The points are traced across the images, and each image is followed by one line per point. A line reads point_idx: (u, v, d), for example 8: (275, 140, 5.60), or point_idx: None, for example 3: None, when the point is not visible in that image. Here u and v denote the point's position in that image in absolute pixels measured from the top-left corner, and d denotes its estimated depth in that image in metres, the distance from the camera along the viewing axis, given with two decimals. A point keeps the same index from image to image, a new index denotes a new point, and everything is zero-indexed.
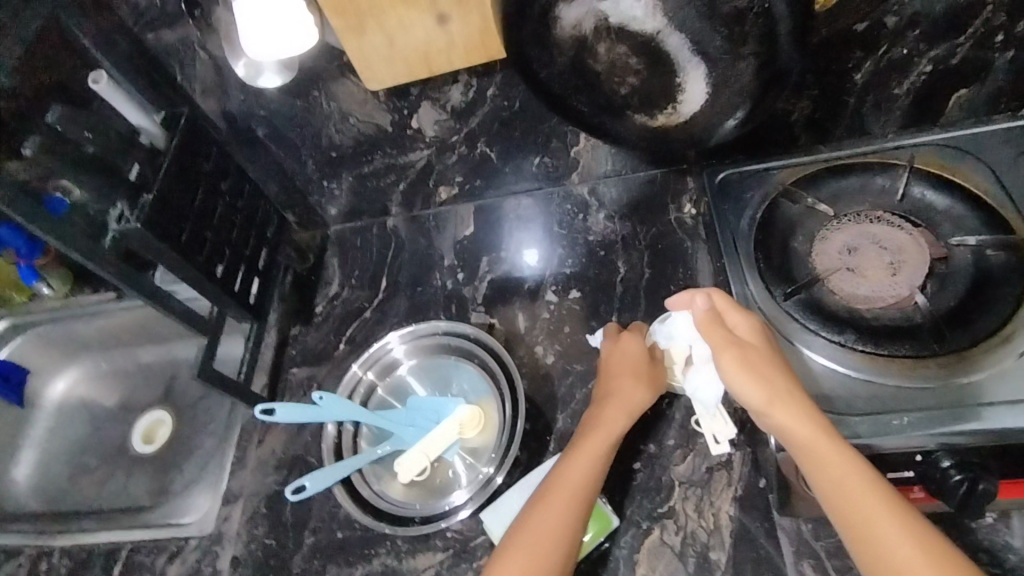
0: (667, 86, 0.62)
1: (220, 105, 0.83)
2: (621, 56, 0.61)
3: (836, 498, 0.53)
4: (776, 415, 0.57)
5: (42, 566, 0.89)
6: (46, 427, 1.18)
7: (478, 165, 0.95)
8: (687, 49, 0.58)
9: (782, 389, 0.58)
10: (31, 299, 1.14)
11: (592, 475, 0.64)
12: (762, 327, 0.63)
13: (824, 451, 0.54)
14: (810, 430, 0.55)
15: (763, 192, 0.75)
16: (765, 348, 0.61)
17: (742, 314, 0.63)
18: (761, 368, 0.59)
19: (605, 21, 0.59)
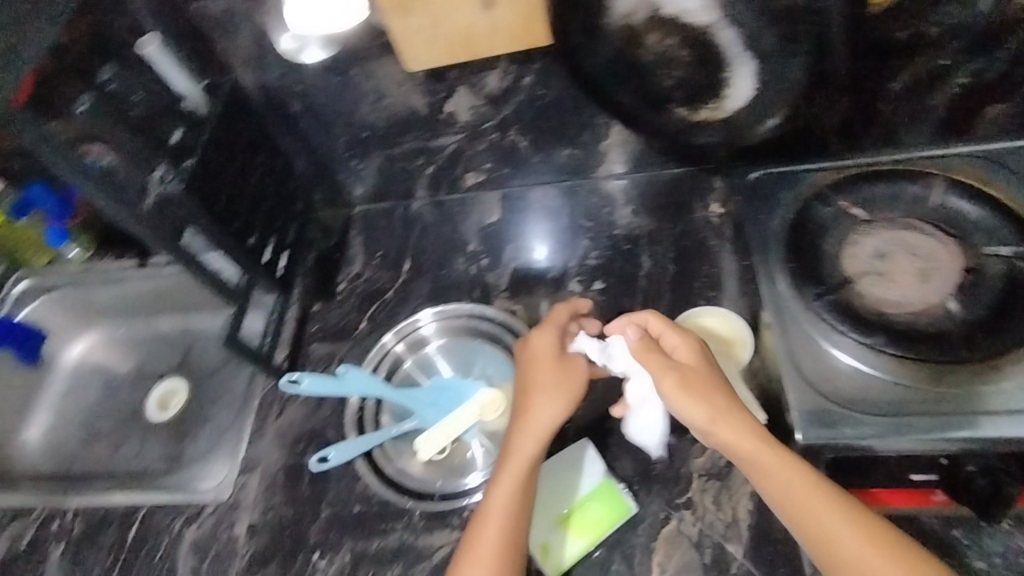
0: (715, 80, 0.63)
1: (259, 78, 0.84)
2: (669, 48, 0.62)
3: (789, 501, 0.59)
4: (724, 430, 0.62)
5: (54, 525, 0.89)
6: (61, 390, 1.19)
7: (507, 153, 0.95)
8: (740, 44, 0.59)
9: (724, 406, 0.63)
10: (52, 262, 1.15)
11: (519, 492, 0.65)
12: (697, 348, 0.68)
13: (770, 459, 0.60)
14: (756, 440, 0.61)
15: (796, 193, 0.77)
16: (703, 370, 0.66)
17: (679, 338, 0.69)
18: (699, 390, 0.64)
19: (656, 13, 0.59)
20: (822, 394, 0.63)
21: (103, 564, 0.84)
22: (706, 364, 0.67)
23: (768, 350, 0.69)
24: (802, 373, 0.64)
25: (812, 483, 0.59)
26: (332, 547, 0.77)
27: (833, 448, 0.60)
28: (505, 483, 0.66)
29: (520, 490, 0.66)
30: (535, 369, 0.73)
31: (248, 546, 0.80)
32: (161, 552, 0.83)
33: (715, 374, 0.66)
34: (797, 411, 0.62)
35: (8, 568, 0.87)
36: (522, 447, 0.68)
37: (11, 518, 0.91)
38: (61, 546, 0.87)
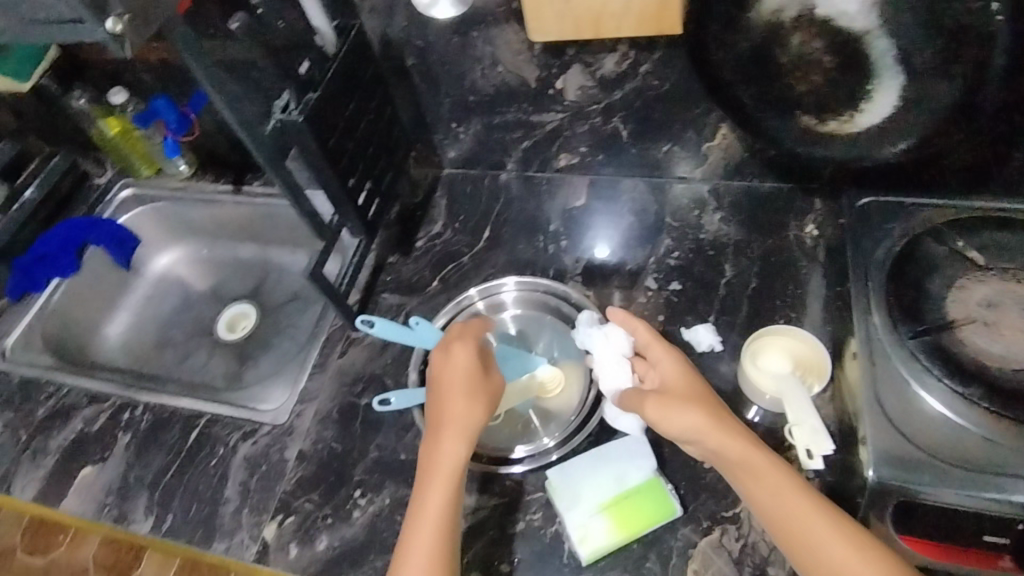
0: (857, 93, 0.65)
1: (382, 27, 0.86)
2: (814, 50, 0.64)
3: (770, 504, 0.61)
4: (710, 434, 0.65)
5: (125, 417, 0.95)
6: (145, 295, 1.25)
7: (606, 139, 0.94)
8: (891, 56, 0.61)
9: (708, 415, 0.66)
10: (154, 175, 1.23)
11: (448, 497, 0.67)
12: (680, 363, 0.74)
13: (754, 460, 0.63)
14: (742, 444, 0.64)
15: (906, 226, 0.74)
16: (679, 386, 0.72)
17: (663, 352, 0.75)
18: (678, 402, 0.68)
19: (810, 12, 0.62)
20: (901, 435, 0.61)
21: (162, 460, 0.89)
22: (690, 378, 0.72)
23: (850, 381, 0.68)
24: (883, 410, 0.63)
25: (796, 487, 0.61)
26: (375, 488, 0.80)
27: (902, 491, 0.59)
28: (436, 485, 0.67)
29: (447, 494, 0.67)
30: (447, 380, 0.75)
31: (296, 471, 0.84)
32: (216, 460, 0.88)
33: (700, 389, 0.71)
34: (870, 447, 0.61)
35: (79, 447, 0.93)
36: (448, 455, 0.69)
37: (86, 402, 0.98)
38: (128, 435, 0.93)
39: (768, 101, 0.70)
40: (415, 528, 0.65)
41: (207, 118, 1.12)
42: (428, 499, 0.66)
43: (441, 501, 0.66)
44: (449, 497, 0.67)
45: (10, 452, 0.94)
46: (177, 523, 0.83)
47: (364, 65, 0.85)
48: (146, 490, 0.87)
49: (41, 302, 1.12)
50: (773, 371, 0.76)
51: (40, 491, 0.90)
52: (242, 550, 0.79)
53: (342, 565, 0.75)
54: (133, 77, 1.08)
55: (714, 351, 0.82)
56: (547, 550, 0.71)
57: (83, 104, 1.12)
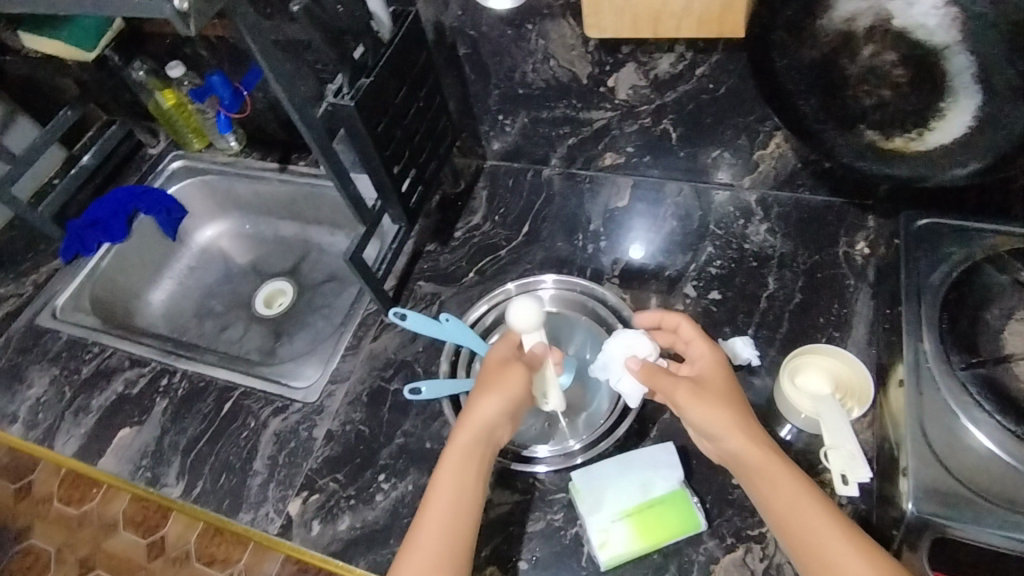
0: (928, 109, 0.63)
1: (437, 16, 0.86)
2: (886, 63, 0.62)
3: (787, 510, 0.60)
4: (736, 435, 0.64)
5: (163, 382, 0.98)
6: (188, 265, 1.28)
7: (655, 140, 0.93)
8: (970, 73, 0.58)
9: (735, 415, 0.66)
10: (205, 148, 1.27)
11: (462, 485, 0.66)
12: (716, 360, 0.72)
13: (772, 467, 0.62)
14: (763, 450, 0.63)
15: (966, 252, 0.71)
16: (717, 380, 0.70)
17: (706, 349, 0.73)
18: (710, 399, 0.67)
19: (885, 24, 0.60)
20: (946, 469, 0.59)
21: (195, 428, 0.92)
22: (727, 377, 0.70)
23: (895, 409, 0.66)
24: (928, 441, 0.60)
25: (812, 498, 0.60)
26: (398, 473, 0.81)
27: (942, 526, 0.57)
28: (451, 470, 0.67)
29: (461, 480, 0.67)
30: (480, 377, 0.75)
31: (323, 450, 0.85)
32: (247, 433, 0.89)
33: (735, 392, 0.69)
34: (912, 478, 0.59)
35: (119, 408, 0.96)
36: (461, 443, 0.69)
37: (128, 365, 1.01)
38: (165, 400, 0.96)
39: (831, 110, 0.67)
40: (428, 508, 0.65)
41: (260, 96, 1.14)
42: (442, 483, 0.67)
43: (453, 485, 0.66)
44: (459, 485, 0.66)
45: (54, 408, 0.98)
46: (206, 490, 0.85)
47: (418, 53, 0.85)
48: (179, 456, 0.89)
49: (91, 266, 1.16)
50: (811, 391, 0.73)
51: (80, 448, 0.93)
52: (267, 523, 0.80)
53: (362, 547, 0.76)
54: (191, 52, 1.10)
55: (752, 365, 0.80)
56: (566, 551, 0.71)
57: (142, 77, 1.15)
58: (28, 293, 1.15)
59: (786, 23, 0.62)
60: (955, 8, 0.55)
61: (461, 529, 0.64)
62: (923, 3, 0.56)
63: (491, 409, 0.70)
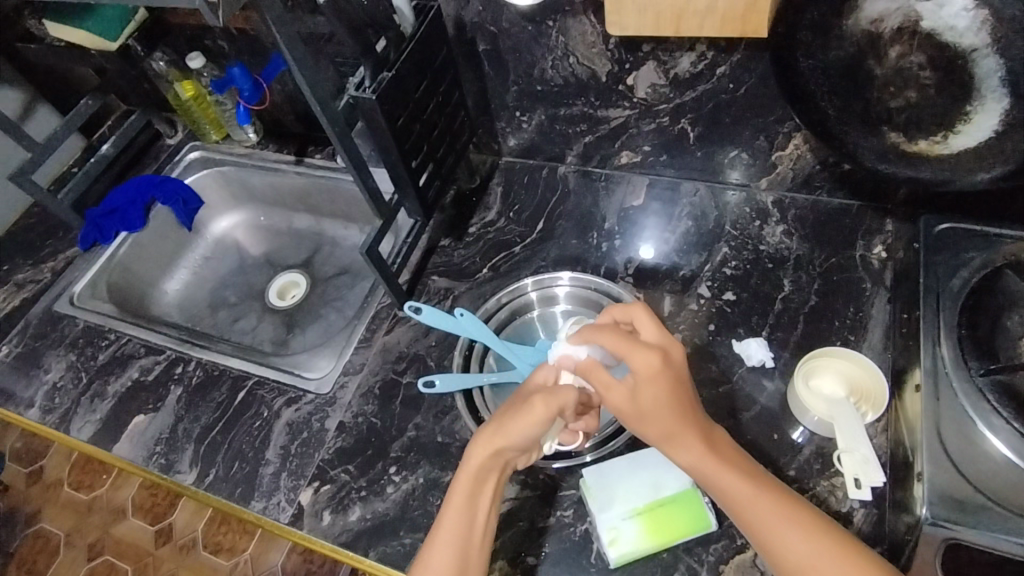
0: (952, 112, 0.62)
1: (458, 11, 0.86)
2: (912, 65, 0.61)
3: (738, 506, 0.60)
4: (672, 449, 0.63)
5: (178, 370, 0.99)
6: (203, 256, 1.29)
7: (672, 140, 0.92)
8: (998, 77, 0.58)
9: (677, 431, 0.62)
10: (222, 140, 1.28)
11: (471, 508, 0.64)
12: (645, 378, 0.62)
13: (709, 465, 0.61)
14: (698, 450, 0.62)
15: (986, 258, 0.70)
16: (646, 401, 0.62)
17: (632, 364, 0.63)
18: (643, 419, 0.62)
19: (914, 23, 0.59)
20: (961, 476, 0.59)
21: (209, 416, 0.93)
22: (664, 392, 0.61)
23: (911, 414, 0.65)
24: (944, 448, 0.60)
25: (775, 499, 0.60)
26: (409, 467, 0.81)
27: (957, 532, 0.57)
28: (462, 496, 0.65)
29: (468, 504, 0.65)
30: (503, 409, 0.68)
31: (334, 441, 0.85)
32: (260, 423, 0.90)
33: (675, 410, 0.61)
34: (927, 484, 0.58)
35: (134, 394, 0.97)
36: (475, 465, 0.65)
37: (143, 353, 1.02)
38: (180, 388, 0.97)
39: (853, 113, 0.67)
40: (439, 530, 0.64)
41: (278, 88, 1.14)
42: (452, 506, 0.65)
43: (463, 511, 0.64)
44: (468, 509, 0.64)
45: (71, 393, 0.99)
46: (219, 478, 0.86)
47: (439, 48, 0.85)
48: (192, 444, 0.90)
49: (109, 254, 1.17)
50: (825, 394, 0.73)
51: (96, 432, 0.94)
52: (278, 512, 0.81)
53: (371, 538, 0.77)
54: (212, 44, 1.11)
55: (764, 366, 0.80)
56: (575, 548, 0.71)
57: (162, 67, 1.16)
58: (46, 279, 1.16)
59: (811, 23, 0.62)
60: (986, 9, 0.55)
61: (470, 550, 0.63)
62: (954, 4, 0.57)
63: (510, 438, 0.65)
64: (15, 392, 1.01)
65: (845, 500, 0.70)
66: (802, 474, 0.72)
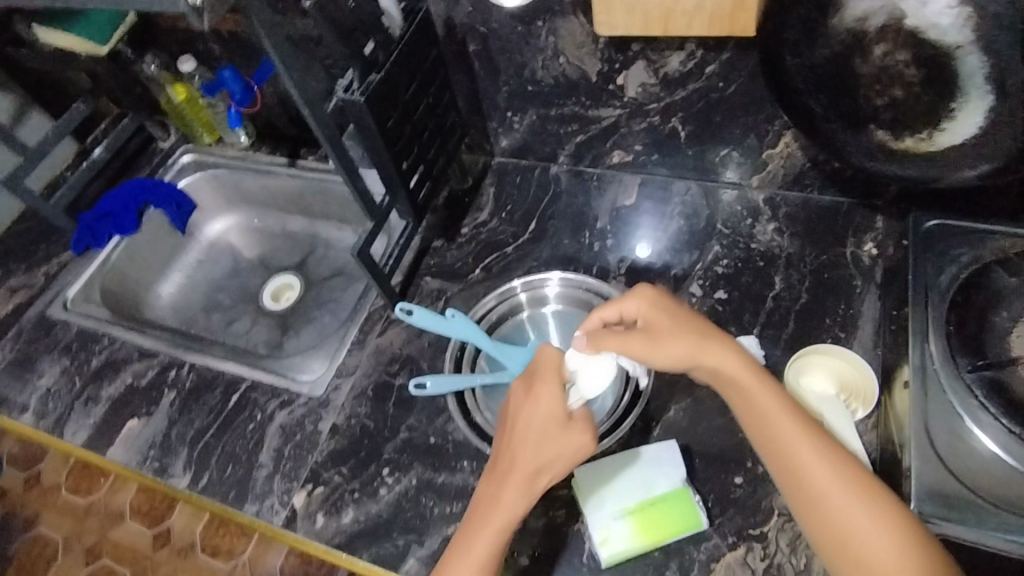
0: (936, 109, 0.62)
1: (448, 12, 0.86)
2: (898, 63, 0.61)
3: (777, 413, 0.62)
4: (707, 358, 0.66)
5: (171, 374, 0.99)
6: (197, 259, 1.29)
7: (663, 139, 0.92)
8: (982, 75, 0.58)
9: (697, 341, 0.67)
10: (215, 143, 1.27)
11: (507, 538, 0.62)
12: (653, 307, 0.70)
13: (747, 381, 0.64)
14: (733, 359, 0.66)
15: (974, 254, 0.71)
16: (664, 323, 0.69)
17: (636, 304, 0.71)
18: (666, 335, 0.68)
19: (898, 22, 0.59)
20: (949, 473, 0.59)
21: (203, 420, 0.93)
22: (672, 311, 0.70)
23: (900, 411, 0.65)
24: (932, 444, 0.60)
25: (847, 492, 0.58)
26: (402, 468, 0.81)
27: (946, 528, 0.57)
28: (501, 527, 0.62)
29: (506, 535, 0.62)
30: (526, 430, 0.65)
31: (328, 444, 0.86)
32: (253, 426, 0.90)
33: (687, 322, 0.69)
34: (914, 479, 0.59)
35: (128, 398, 0.97)
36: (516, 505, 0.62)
37: (137, 357, 1.02)
38: (173, 392, 0.97)
39: (840, 111, 0.67)
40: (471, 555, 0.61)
41: (270, 91, 1.14)
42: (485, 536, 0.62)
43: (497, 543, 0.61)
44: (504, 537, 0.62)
45: (64, 397, 0.99)
46: (212, 481, 0.86)
47: (429, 49, 0.85)
48: (186, 447, 0.90)
49: (102, 257, 1.17)
50: (814, 391, 0.73)
51: (89, 437, 0.94)
52: (272, 514, 0.81)
53: (365, 540, 0.77)
54: (203, 47, 1.11)
55: (756, 365, 0.80)
56: (567, 547, 0.71)
57: (154, 71, 1.15)
58: (39, 284, 1.16)
59: (798, 21, 0.63)
60: (969, 7, 0.55)
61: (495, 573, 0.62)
62: (937, 3, 0.56)
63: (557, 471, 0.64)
64: (9, 397, 1.01)
65: None
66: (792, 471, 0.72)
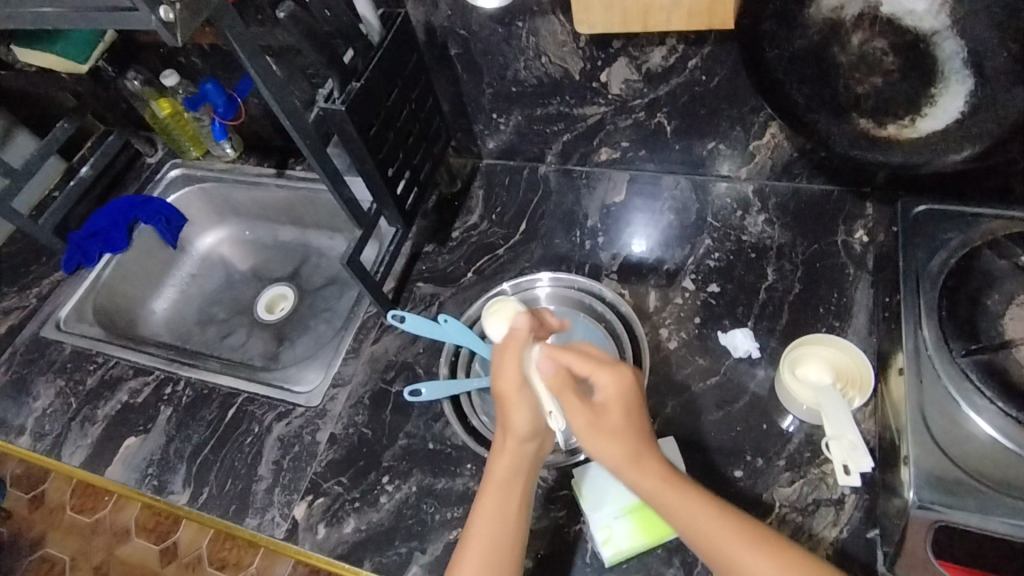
0: (918, 96, 0.62)
1: (427, 16, 0.86)
2: (876, 50, 0.62)
3: (680, 517, 0.62)
4: (631, 473, 0.64)
5: (167, 390, 0.99)
6: (190, 273, 1.28)
7: (649, 134, 0.92)
8: (960, 59, 0.58)
9: (630, 453, 0.64)
10: (202, 156, 1.27)
11: (496, 513, 0.65)
12: (619, 389, 0.66)
13: (673, 495, 0.63)
14: (656, 476, 0.64)
15: (964, 237, 0.71)
16: (615, 412, 0.65)
17: (607, 378, 0.66)
18: (606, 435, 0.64)
19: (876, 10, 0.59)
20: (948, 459, 0.59)
21: (201, 435, 0.92)
22: (630, 404, 0.66)
23: (896, 398, 0.65)
24: (929, 431, 0.60)
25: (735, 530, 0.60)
26: (402, 475, 0.81)
27: (947, 514, 0.57)
28: (490, 504, 0.66)
29: (495, 512, 0.65)
30: (512, 405, 0.67)
31: (326, 454, 0.85)
32: (251, 439, 0.90)
33: (633, 420, 0.66)
34: (914, 468, 0.59)
35: (124, 416, 0.97)
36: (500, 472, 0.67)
37: (132, 375, 1.02)
38: (170, 409, 0.96)
39: (823, 100, 0.67)
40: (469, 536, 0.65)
41: (254, 102, 1.14)
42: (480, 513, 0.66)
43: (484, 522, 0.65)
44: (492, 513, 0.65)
45: (61, 418, 0.99)
46: (212, 497, 0.86)
47: (410, 54, 0.85)
48: (185, 463, 0.90)
49: (93, 276, 1.16)
50: (812, 381, 0.73)
51: (87, 457, 0.94)
52: (273, 527, 0.81)
53: (367, 549, 0.77)
54: (185, 60, 1.10)
55: (751, 357, 0.80)
56: (570, 548, 0.71)
57: (137, 87, 1.15)
58: (31, 305, 1.15)
59: (775, 14, 0.63)
60: None
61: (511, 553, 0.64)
62: None
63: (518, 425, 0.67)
64: (6, 420, 1.00)
65: (836, 486, 0.70)
66: (791, 462, 0.72)
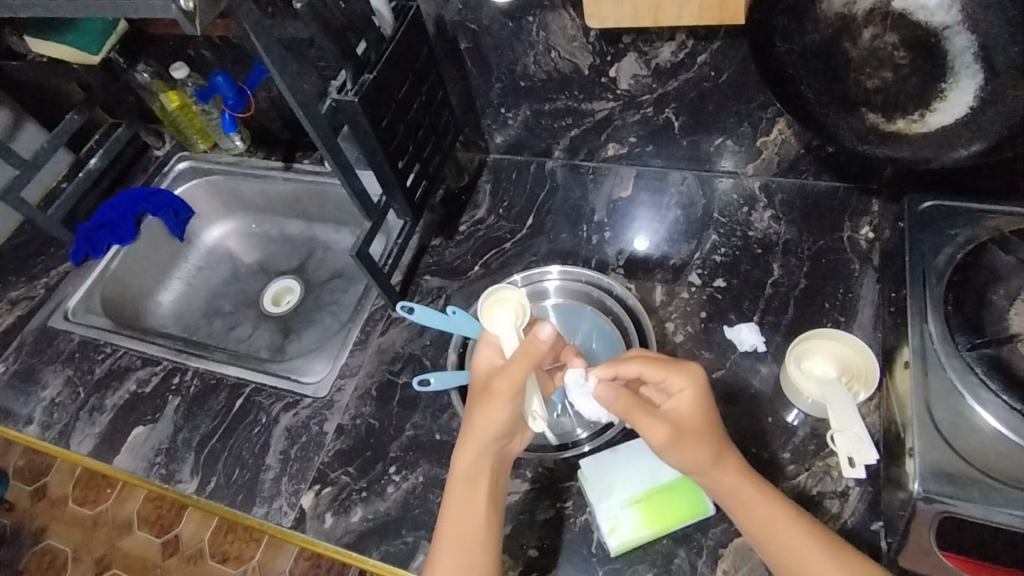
0: (927, 90, 0.63)
1: (438, 10, 0.86)
2: (886, 45, 0.62)
3: (755, 516, 0.61)
4: (714, 473, 0.63)
5: (175, 380, 0.99)
6: (197, 266, 1.29)
7: (657, 130, 0.93)
8: (971, 54, 0.59)
9: (716, 452, 0.63)
10: (210, 149, 1.28)
11: (467, 512, 0.65)
12: (697, 399, 0.65)
13: (753, 495, 0.62)
14: (737, 475, 0.63)
15: (971, 233, 0.71)
16: (695, 421, 0.64)
17: (681, 388, 0.65)
18: (692, 443, 0.63)
19: (886, 6, 0.60)
20: (953, 450, 0.59)
21: (208, 425, 0.93)
22: (708, 411, 0.65)
23: (902, 391, 0.66)
24: (934, 423, 0.61)
25: (786, 516, 0.61)
26: (408, 466, 0.82)
27: (952, 505, 0.57)
28: (460, 504, 0.66)
29: (468, 510, 0.66)
30: (488, 409, 0.65)
31: (333, 444, 0.86)
32: (258, 429, 0.90)
33: (714, 425, 0.64)
34: (919, 460, 0.59)
35: (132, 406, 0.98)
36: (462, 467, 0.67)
37: (141, 365, 1.02)
38: (178, 399, 0.97)
39: (831, 96, 0.67)
40: (443, 532, 0.65)
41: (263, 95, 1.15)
42: (451, 511, 0.66)
43: (460, 521, 0.65)
44: (466, 510, 0.66)
45: (69, 408, 1.00)
46: (220, 486, 0.86)
47: (421, 47, 0.85)
48: (192, 453, 0.90)
49: (101, 268, 1.17)
50: (817, 375, 0.74)
51: (96, 446, 0.95)
52: (280, 516, 0.81)
53: (374, 538, 0.77)
54: (196, 53, 1.11)
55: (757, 351, 0.81)
56: (576, 539, 0.72)
57: (147, 79, 1.16)
58: (39, 296, 1.16)
59: (786, 9, 0.63)
60: None
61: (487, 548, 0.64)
62: None
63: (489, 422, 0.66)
64: (13, 410, 1.01)
65: (841, 479, 0.71)
66: (796, 456, 0.73)
